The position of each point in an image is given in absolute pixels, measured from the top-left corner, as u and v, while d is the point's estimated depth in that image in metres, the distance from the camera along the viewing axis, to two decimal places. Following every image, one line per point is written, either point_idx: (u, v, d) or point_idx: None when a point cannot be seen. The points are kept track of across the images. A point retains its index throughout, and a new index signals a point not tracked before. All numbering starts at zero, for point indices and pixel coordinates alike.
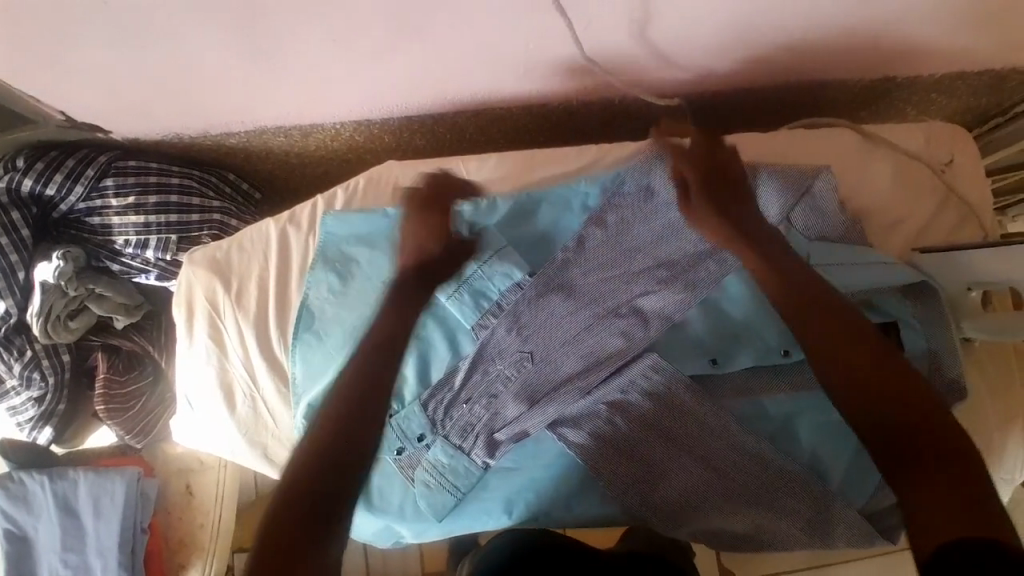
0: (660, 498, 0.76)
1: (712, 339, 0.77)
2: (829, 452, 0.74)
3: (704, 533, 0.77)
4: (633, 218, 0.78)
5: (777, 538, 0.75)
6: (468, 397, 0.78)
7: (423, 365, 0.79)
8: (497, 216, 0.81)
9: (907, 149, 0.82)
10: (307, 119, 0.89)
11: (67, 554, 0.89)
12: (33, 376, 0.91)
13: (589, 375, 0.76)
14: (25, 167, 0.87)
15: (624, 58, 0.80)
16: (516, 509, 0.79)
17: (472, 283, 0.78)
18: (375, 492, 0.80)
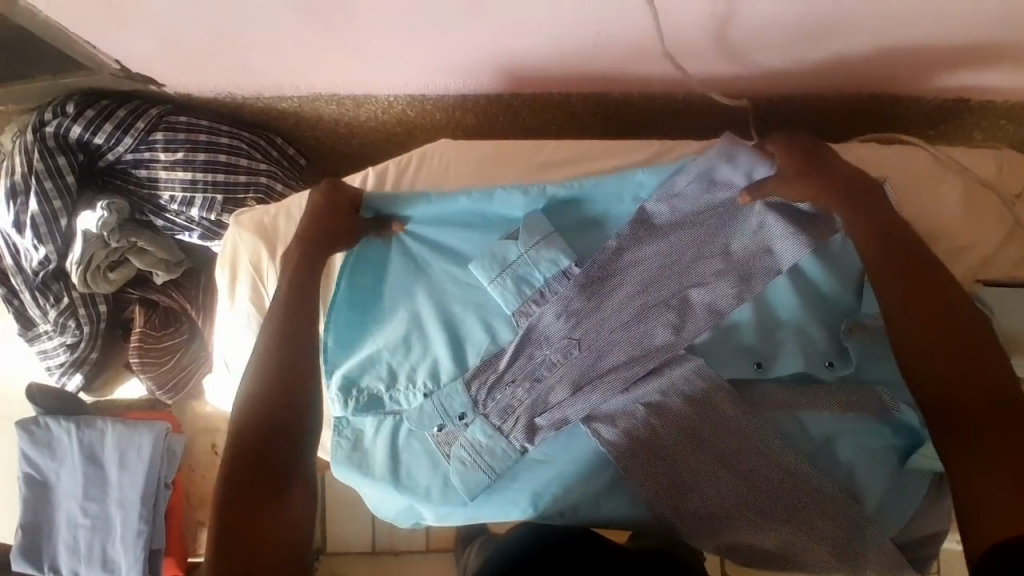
0: (693, 508, 0.74)
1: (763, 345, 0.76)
2: (868, 479, 0.73)
3: (740, 550, 0.75)
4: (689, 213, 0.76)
5: (806, 560, 0.73)
6: (512, 378, 0.79)
7: (459, 348, 0.80)
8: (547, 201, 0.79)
9: (979, 176, 0.79)
10: (362, 88, 0.88)
11: (88, 502, 0.90)
12: (68, 323, 0.92)
13: (631, 369, 0.76)
14: (75, 114, 0.86)
15: (694, 55, 0.78)
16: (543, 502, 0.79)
17: (515, 270, 0.77)
18: (404, 468, 0.79)
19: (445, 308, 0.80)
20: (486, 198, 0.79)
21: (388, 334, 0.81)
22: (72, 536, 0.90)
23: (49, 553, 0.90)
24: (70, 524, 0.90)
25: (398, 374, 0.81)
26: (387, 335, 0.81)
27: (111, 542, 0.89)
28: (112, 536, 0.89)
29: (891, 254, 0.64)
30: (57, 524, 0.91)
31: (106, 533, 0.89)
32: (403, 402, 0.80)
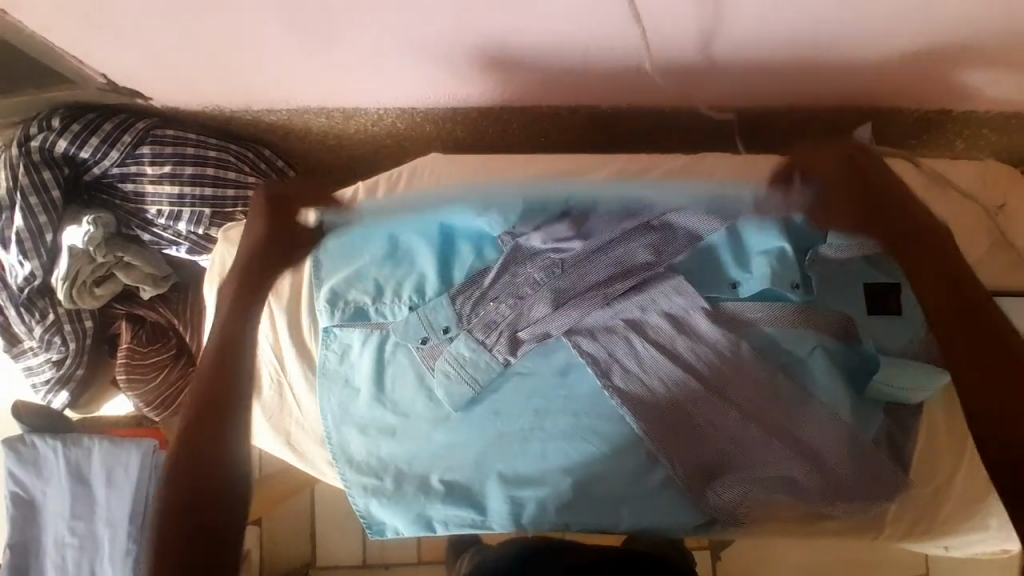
0: (696, 440, 0.73)
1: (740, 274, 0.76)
2: (844, 401, 0.72)
3: (718, 487, 0.73)
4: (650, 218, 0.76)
5: (802, 488, 0.72)
6: (495, 295, 0.76)
7: (445, 266, 0.79)
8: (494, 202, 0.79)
9: (961, 187, 0.81)
10: (352, 102, 0.88)
11: (76, 521, 0.88)
12: (53, 340, 0.90)
13: (613, 285, 0.76)
14: (61, 128, 0.86)
15: (682, 70, 0.79)
16: (527, 451, 0.75)
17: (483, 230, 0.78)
18: (389, 380, 0.77)
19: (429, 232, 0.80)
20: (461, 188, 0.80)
21: (377, 253, 0.80)
22: (59, 556, 0.88)
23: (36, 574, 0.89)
24: (58, 544, 0.88)
25: (384, 289, 0.79)
26: (370, 254, 0.80)
27: (99, 562, 0.87)
28: (101, 556, 0.87)
29: (913, 247, 0.67)
30: (45, 545, 0.89)
31: (93, 552, 0.88)
32: (388, 315, 0.78)
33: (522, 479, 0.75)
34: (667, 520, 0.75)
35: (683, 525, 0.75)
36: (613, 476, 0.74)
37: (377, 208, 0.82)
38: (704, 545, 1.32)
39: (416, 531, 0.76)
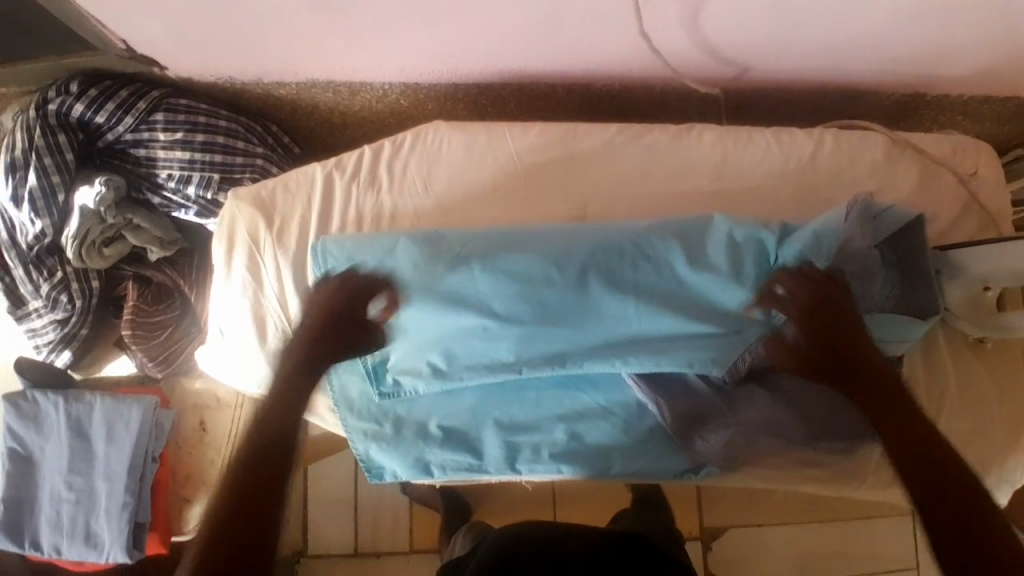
0: (692, 404, 0.76)
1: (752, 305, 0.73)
2: None
3: (704, 437, 0.76)
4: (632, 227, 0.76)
5: (785, 436, 0.77)
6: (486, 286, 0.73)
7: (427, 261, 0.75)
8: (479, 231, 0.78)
9: (932, 155, 0.86)
10: (359, 76, 0.92)
11: (73, 476, 0.90)
12: (59, 299, 0.94)
13: (609, 274, 0.73)
14: (78, 92, 0.90)
15: (673, 45, 0.83)
16: (524, 403, 0.78)
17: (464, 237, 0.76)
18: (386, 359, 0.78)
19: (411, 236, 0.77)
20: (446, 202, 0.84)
21: (401, 275, 0.75)
22: (54, 511, 0.89)
23: (30, 529, 0.89)
24: (54, 499, 0.89)
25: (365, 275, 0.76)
26: (385, 292, 0.76)
27: (95, 516, 0.88)
28: (96, 511, 0.89)
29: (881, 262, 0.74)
30: (40, 500, 0.90)
31: (89, 507, 0.89)
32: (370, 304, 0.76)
33: (521, 428, 0.79)
34: (653, 464, 0.80)
35: (668, 468, 0.80)
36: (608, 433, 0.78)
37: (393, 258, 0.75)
38: (695, 533, 1.26)
39: (419, 475, 0.82)
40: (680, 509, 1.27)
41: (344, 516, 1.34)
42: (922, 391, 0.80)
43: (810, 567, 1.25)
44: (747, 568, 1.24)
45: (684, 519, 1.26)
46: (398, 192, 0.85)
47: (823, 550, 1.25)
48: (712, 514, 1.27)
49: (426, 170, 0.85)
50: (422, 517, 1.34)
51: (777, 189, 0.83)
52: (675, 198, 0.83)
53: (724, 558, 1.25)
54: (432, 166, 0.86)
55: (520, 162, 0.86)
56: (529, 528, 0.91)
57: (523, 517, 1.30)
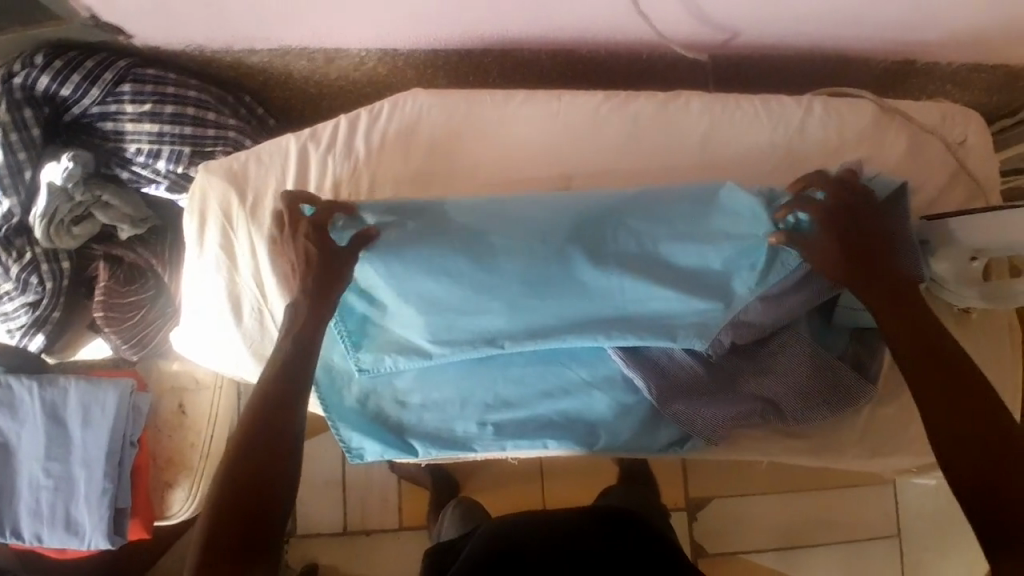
0: (677, 379, 0.75)
1: (744, 278, 0.72)
2: (813, 331, 0.76)
3: (685, 412, 0.76)
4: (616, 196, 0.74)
5: (770, 406, 0.77)
6: (461, 257, 0.73)
7: (402, 236, 0.73)
8: (457, 204, 0.75)
9: (922, 122, 0.84)
10: (332, 44, 0.89)
11: (50, 462, 0.88)
12: (30, 281, 0.91)
13: (584, 245, 0.73)
14: (42, 64, 0.85)
15: (661, 7, 0.80)
16: (510, 379, 0.78)
17: (439, 212, 0.75)
18: (365, 336, 0.77)
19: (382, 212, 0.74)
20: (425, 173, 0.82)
21: (375, 252, 0.73)
22: (34, 500, 0.87)
23: (9, 517, 0.87)
24: (32, 485, 0.88)
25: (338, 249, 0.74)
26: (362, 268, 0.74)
27: (75, 503, 0.87)
28: (75, 498, 0.87)
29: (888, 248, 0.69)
30: (17, 487, 0.88)
31: (69, 494, 0.87)
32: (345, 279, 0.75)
33: (507, 406, 0.78)
34: (641, 438, 0.79)
35: (657, 441, 0.79)
36: (584, 412, 0.78)
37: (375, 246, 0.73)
38: (681, 505, 1.27)
39: (400, 454, 0.80)
40: (666, 482, 1.27)
41: (331, 496, 1.33)
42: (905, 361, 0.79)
43: (796, 539, 1.26)
44: (732, 538, 1.26)
45: (670, 493, 1.27)
46: (376, 164, 0.82)
47: (809, 521, 1.26)
48: (698, 487, 1.27)
49: (404, 142, 0.82)
50: (410, 495, 1.33)
51: (765, 159, 0.81)
52: (661, 170, 0.81)
53: (708, 528, 1.26)
54: (410, 136, 0.83)
55: (501, 132, 0.83)
56: (533, 521, 0.89)
57: (510, 494, 1.30)
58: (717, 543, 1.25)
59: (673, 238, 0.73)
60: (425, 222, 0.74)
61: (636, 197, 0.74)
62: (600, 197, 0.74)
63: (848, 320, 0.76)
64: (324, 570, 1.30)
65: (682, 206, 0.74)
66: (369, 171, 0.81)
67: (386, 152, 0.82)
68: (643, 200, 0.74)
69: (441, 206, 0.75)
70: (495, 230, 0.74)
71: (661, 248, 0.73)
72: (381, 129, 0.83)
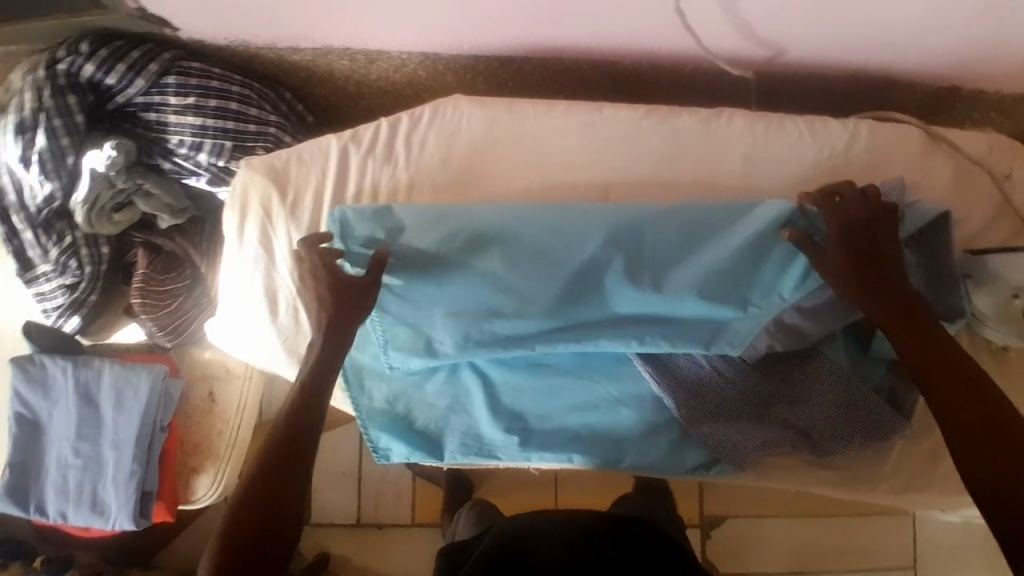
0: (708, 397, 0.76)
1: (764, 287, 0.72)
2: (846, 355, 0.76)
3: (714, 432, 0.76)
4: (653, 211, 0.73)
5: (800, 430, 0.77)
6: (491, 265, 0.74)
7: (433, 241, 0.74)
8: (488, 213, 0.75)
9: (968, 153, 0.83)
10: (375, 44, 0.89)
11: (81, 443, 0.90)
12: (69, 264, 0.93)
13: (615, 259, 0.73)
14: (88, 52, 0.87)
15: (707, 23, 0.80)
16: (539, 390, 0.78)
17: (470, 219, 0.74)
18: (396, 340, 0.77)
19: (415, 217, 0.75)
20: (465, 179, 0.82)
21: (406, 257, 0.75)
22: (61, 477, 0.90)
23: (36, 492, 0.90)
24: (60, 465, 0.90)
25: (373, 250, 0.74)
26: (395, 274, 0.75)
27: (102, 484, 0.89)
28: (103, 478, 0.89)
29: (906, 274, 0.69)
30: (46, 465, 0.91)
31: (97, 475, 0.90)
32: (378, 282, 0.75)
33: (534, 415, 0.80)
34: (669, 457, 0.79)
35: (684, 462, 0.79)
36: (611, 428, 0.79)
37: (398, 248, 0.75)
38: (695, 520, 1.27)
39: (428, 459, 0.82)
40: (681, 496, 1.27)
41: (347, 488, 1.35)
42: None
43: (809, 560, 1.25)
44: (744, 555, 1.26)
45: (685, 507, 1.27)
46: (414, 167, 0.82)
47: (823, 543, 1.26)
48: (713, 502, 1.27)
49: (443, 147, 0.83)
50: (424, 492, 1.34)
51: (807, 183, 0.80)
52: (700, 187, 0.81)
53: (721, 545, 1.26)
54: (449, 141, 0.83)
55: (540, 142, 0.83)
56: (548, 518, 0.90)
57: (524, 497, 1.30)
58: (729, 561, 1.25)
59: (708, 256, 0.73)
60: (460, 228, 0.74)
61: (672, 212, 0.73)
62: (636, 211, 0.73)
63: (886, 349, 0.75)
64: (335, 561, 1.32)
65: (714, 225, 0.73)
66: (407, 175, 0.82)
67: (424, 157, 0.83)
68: (676, 214, 0.73)
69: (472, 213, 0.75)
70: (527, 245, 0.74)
71: (689, 265, 0.73)
72: (421, 133, 0.84)
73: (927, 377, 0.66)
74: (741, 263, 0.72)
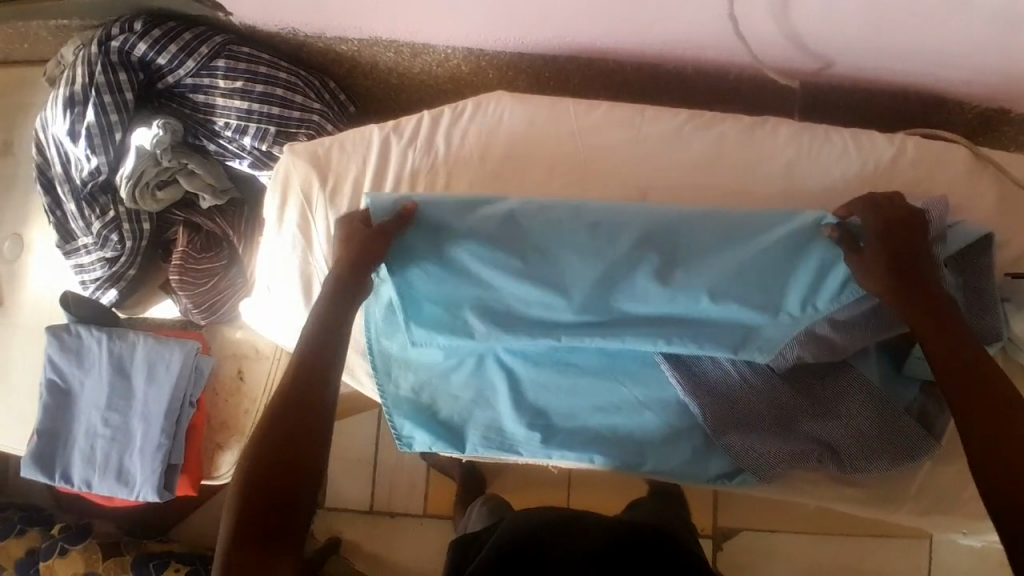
0: (735, 409, 0.76)
1: (800, 295, 0.71)
2: (877, 372, 0.75)
3: (737, 442, 0.77)
4: (690, 212, 0.71)
5: (826, 445, 0.76)
6: (525, 260, 0.73)
7: (465, 232, 0.73)
8: (521, 206, 0.73)
9: (1014, 177, 0.82)
10: (421, 37, 0.90)
11: (110, 413, 0.92)
12: (110, 237, 0.96)
13: (648, 261, 0.72)
14: (142, 31, 0.89)
15: (755, 31, 0.80)
16: (563, 390, 0.79)
17: (501, 211, 0.73)
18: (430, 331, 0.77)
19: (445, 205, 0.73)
20: (505, 175, 0.83)
21: (436, 247, 0.73)
22: (89, 445, 0.92)
23: (61, 462, 0.93)
24: (89, 433, 0.93)
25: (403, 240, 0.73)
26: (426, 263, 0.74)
27: (128, 455, 0.91)
28: (130, 449, 0.91)
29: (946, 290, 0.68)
30: (76, 432, 0.93)
31: (124, 444, 0.92)
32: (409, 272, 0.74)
33: (557, 413, 0.80)
34: (692, 464, 0.80)
35: (706, 470, 0.80)
36: (634, 433, 0.79)
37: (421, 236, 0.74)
38: (707, 530, 1.26)
39: (451, 449, 0.83)
40: (695, 505, 1.27)
41: (363, 474, 1.36)
42: None
43: None
44: (755, 569, 1.25)
45: (698, 516, 1.27)
46: (453, 160, 0.83)
47: (837, 563, 1.24)
48: (727, 514, 1.26)
49: (483, 142, 0.84)
50: (438, 484, 1.35)
51: (846, 197, 0.80)
52: (737, 195, 0.81)
53: (732, 558, 1.25)
54: (490, 137, 0.84)
55: (580, 142, 0.83)
56: (564, 518, 0.90)
57: (538, 495, 1.31)
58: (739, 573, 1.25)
59: (743, 262, 0.71)
60: (490, 220, 0.73)
61: (708, 214, 0.71)
62: (674, 212, 0.71)
63: (918, 371, 0.75)
64: (345, 546, 1.34)
65: (752, 231, 0.71)
66: (447, 169, 0.83)
67: (463, 151, 0.84)
68: (712, 218, 0.71)
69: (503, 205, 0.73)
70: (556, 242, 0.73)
71: (722, 269, 0.71)
72: (462, 127, 0.84)
73: (959, 391, 0.64)
74: (776, 269, 0.71)
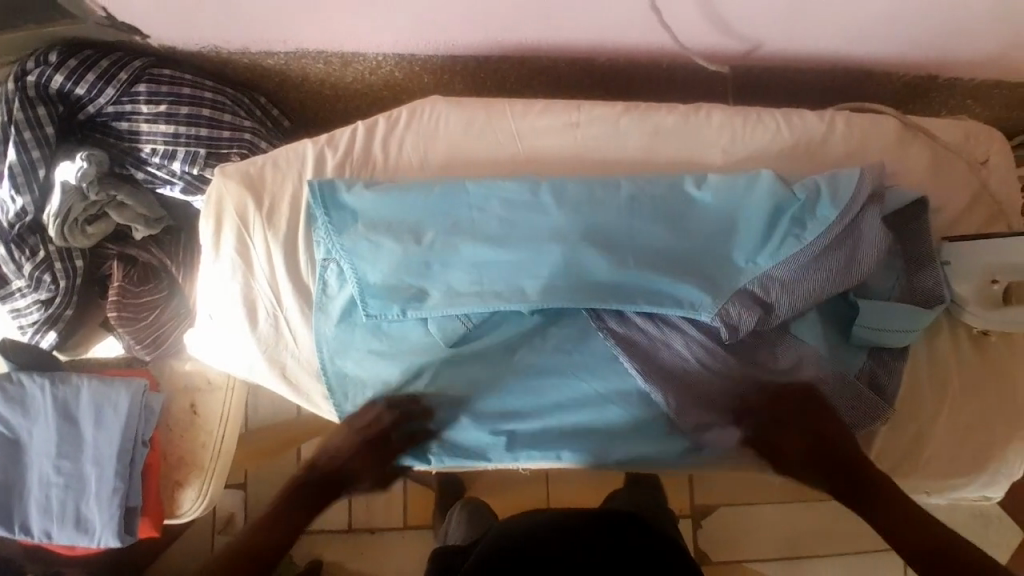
0: (695, 393, 0.75)
1: (745, 252, 0.72)
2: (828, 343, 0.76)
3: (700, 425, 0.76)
4: (629, 183, 0.75)
5: None
6: (472, 240, 0.74)
7: (415, 220, 0.75)
8: (471, 193, 0.75)
9: (944, 141, 0.83)
10: (349, 46, 0.88)
11: (61, 460, 0.88)
12: (43, 279, 0.91)
13: (594, 231, 0.73)
14: (57, 62, 0.85)
15: (682, 17, 0.80)
16: (524, 388, 0.78)
17: (451, 199, 0.75)
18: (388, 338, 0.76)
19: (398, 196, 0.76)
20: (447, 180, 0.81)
21: (385, 239, 0.74)
22: (43, 496, 0.88)
23: (20, 512, 0.88)
24: (42, 484, 0.88)
25: (355, 245, 0.75)
26: (378, 255, 0.74)
27: (85, 501, 0.87)
28: (86, 496, 0.87)
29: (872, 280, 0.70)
30: (29, 484, 0.88)
31: (79, 492, 0.88)
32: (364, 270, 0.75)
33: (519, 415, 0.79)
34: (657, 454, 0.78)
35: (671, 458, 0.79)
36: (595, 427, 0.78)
37: (375, 229, 0.75)
38: (685, 511, 1.27)
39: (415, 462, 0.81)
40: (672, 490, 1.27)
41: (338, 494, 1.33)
42: (923, 383, 0.79)
43: (800, 550, 1.26)
44: (735, 546, 1.26)
45: (675, 498, 1.27)
46: (392, 171, 0.82)
47: (814, 530, 1.26)
48: (704, 494, 1.27)
49: (422, 149, 0.82)
50: (415, 495, 1.33)
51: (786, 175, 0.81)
52: None
53: (713, 537, 1.26)
54: (428, 143, 0.82)
55: (519, 142, 0.82)
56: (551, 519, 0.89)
57: (514, 496, 1.30)
58: (719, 551, 1.26)
59: (684, 221, 0.73)
60: (442, 208, 0.75)
61: (646, 186, 0.75)
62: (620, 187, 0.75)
63: (867, 339, 0.76)
64: (328, 569, 1.31)
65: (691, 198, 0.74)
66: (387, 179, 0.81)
67: (402, 161, 0.82)
68: (654, 186, 0.75)
69: (457, 189, 0.76)
70: (503, 220, 0.74)
71: (666, 233, 0.73)
72: (398, 136, 0.83)
73: None
74: (721, 227, 0.73)
